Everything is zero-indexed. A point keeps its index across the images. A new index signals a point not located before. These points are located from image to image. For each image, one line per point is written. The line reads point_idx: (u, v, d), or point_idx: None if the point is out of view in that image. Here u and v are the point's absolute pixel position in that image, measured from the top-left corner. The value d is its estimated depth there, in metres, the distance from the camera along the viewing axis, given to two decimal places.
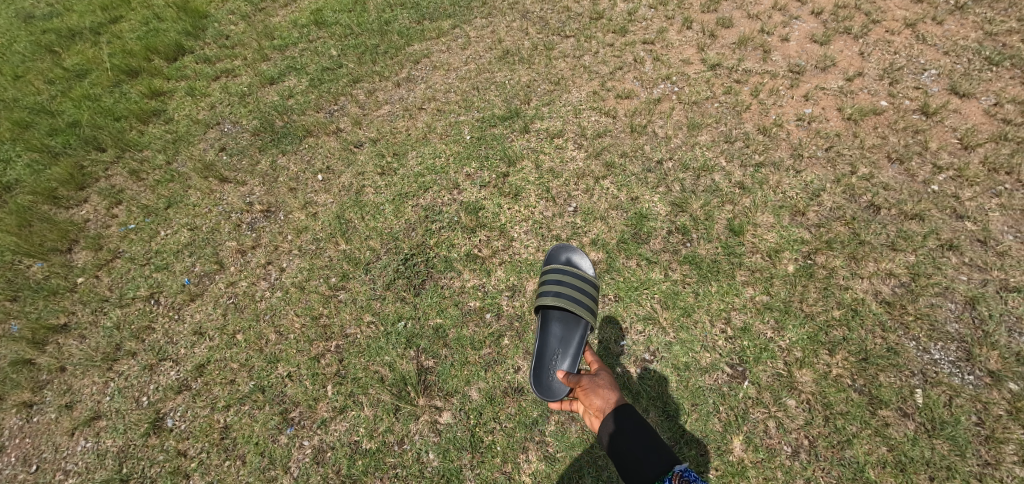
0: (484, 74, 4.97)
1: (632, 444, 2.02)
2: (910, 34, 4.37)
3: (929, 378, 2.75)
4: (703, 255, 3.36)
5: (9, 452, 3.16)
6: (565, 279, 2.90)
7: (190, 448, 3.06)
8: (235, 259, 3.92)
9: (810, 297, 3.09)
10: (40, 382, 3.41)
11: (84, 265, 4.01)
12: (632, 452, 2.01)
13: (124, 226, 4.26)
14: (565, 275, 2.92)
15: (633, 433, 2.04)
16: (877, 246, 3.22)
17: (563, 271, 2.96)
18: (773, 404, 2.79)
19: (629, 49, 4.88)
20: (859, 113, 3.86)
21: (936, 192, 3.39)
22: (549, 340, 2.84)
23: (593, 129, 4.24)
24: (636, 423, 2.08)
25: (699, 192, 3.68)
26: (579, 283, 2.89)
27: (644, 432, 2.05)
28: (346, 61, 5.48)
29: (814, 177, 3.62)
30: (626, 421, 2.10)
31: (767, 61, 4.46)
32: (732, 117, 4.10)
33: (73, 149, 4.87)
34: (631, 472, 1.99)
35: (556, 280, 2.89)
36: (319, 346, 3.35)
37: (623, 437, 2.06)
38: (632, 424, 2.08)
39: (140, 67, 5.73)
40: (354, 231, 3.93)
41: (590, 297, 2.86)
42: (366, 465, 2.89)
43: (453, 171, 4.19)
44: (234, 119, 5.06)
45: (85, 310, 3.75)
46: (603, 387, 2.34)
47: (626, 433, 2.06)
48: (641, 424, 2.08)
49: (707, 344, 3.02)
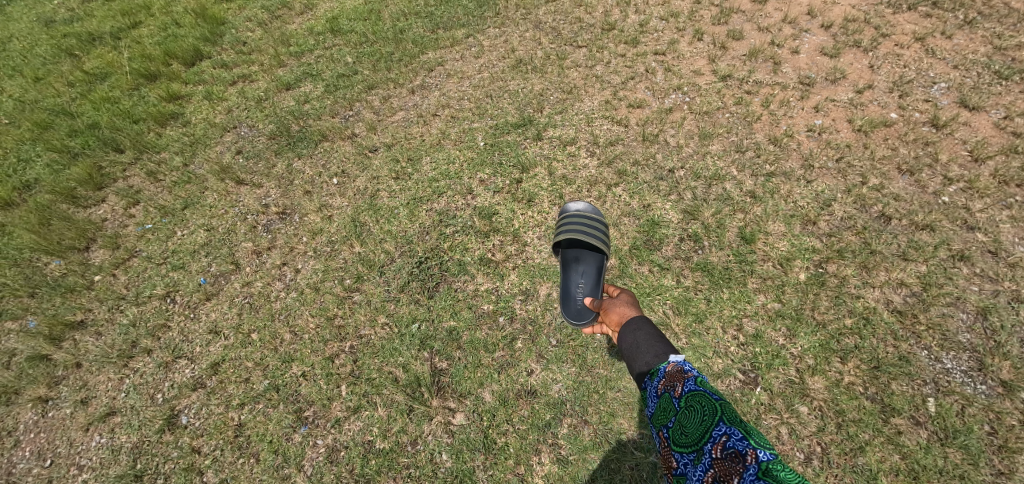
0: (497, 82, 5.05)
1: (636, 338, 2.12)
2: (919, 48, 4.43)
3: (942, 387, 2.76)
4: (715, 262, 3.40)
5: (24, 446, 3.19)
6: (576, 223, 3.18)
7: (204, 445, 3.09)
8: (251, 259, 3.97)
9: (822, 305, 3.11)
10: (56, 377, 3.45)
11: (101, 263, 4.07)
12: (634, 344, 2.11)
13: (141, 226, 4.33)
14: (576, 217, 3.23)
15: (637, 329, 2.14)
16: (888, 255, 3.24)
17: (575, 214, 3.26)
18: (786, 411, 2.80)
19: (641, 59, 4.95)
20: (869, 125, 3.91)
21: (947, 203, 3.42)
22: (570, 275, 3.10)
23: (605, 137, 4.30)
24: (643, 323, 2.17)
25: (710, 200, 3.72)
26: (590, 222, 3.17)
27: (649, 330, 2.13)
28: (361, 67, 5.57)
29: (825, 187, 3.65)
30: (634, 321, 2.20)
31: (777, 73, 4.52)
32: (743, 127, 4.15)
33: (92, 150, 4.96)
34: (632, 362, 2.08)
35: (570, 223, 3.17)
36: (333, 347, 3.38)
37: (628, 333, 2.17)
38: (640, 325, 2.15)
39: (159, 71, 5.84)
40: (368, 233, 3.98)
41: (602, 232, 3.15)
42: (379, 465, 2.92)
43: (466, 176, 4.24)
44: (250, 122, 5.15)
45: (102, 307, 3.80)
46: (622, 301, 2.47)
47: (632, 329, 2.17)
48: (648, 325, 2.16)
49: (719, 350, 3.04)
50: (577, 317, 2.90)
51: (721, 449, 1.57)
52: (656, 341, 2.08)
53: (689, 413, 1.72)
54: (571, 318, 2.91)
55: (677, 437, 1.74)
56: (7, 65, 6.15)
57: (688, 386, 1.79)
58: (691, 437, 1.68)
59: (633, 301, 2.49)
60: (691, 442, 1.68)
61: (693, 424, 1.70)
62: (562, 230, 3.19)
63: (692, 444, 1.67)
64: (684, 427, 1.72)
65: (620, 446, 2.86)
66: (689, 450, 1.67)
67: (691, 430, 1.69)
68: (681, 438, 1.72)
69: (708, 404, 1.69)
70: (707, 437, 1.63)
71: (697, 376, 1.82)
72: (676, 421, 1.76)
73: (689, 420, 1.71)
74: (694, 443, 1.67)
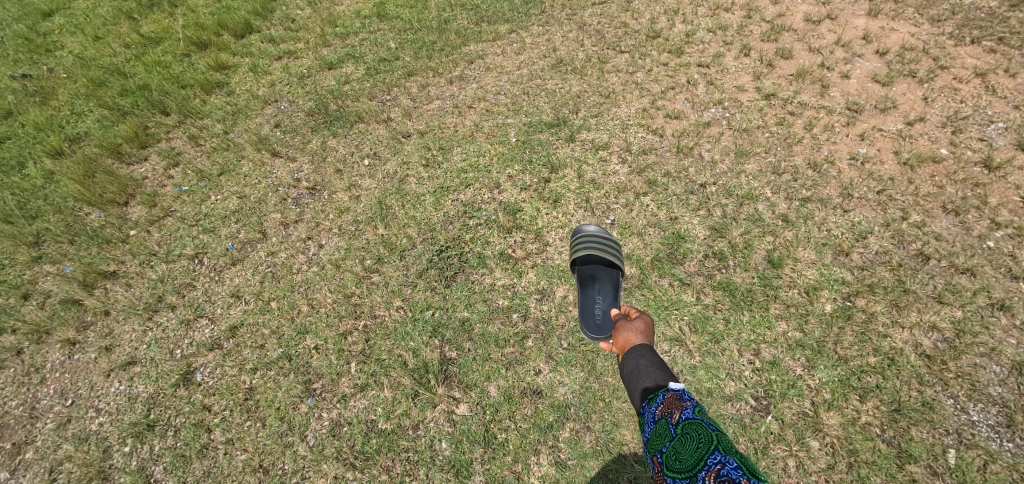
0: (536, 80, 5.04)
1: (638, 365, 2.13)
2: (978, 84, 4.23)
3: (964, 439, 2.64)
4: (738, 283, 3.32)
5: (48, 384, 3.34)
6: (593, 244, 3.37)
7: (215, 404, 3.17)
8: (279, 230, 4.06)
9: (845, 340, 3.01)
10: (84, 322, 3.61)
11: (138, 219, 4.23)
12: (635, 370, 2.12)
13: (178, 187, 4.48)
14: (590, 238, 3.41)
15: (641, 357, 2.15)
16: (922, 296, 3.11)
17: (583, 236, 3.43)
18: (796, 443, 2.72)
19: (683, 70, 4.87)
20: (917, 159, 3.75)
21: (991, 248, 3.27)
22: (588, 292, 3.21)
23: (639, 145, 4.25)
24: (647, 351, 2.18)
25: (740, 220, 3.64)
26: (604, 243, 3.38)
27: (651, 358, 2.14)
28: (403, 53, 5.65)
29: (862, 218, 3.53)
30: (639, 348, 2.21)
31: (824, 96, 4.38)
32: (782, 149, 4.04)
33: (141, 110, 5.15)
34: (631, 385, 2.10)
35: (577, 244, 3.39)
36: (348, 323, 3.44)
37: (631, 359, 2.18)
38: (643, 352, 2.18)
39: (210, 40, 6.01)
40: (393, 217, 4.03)
41: (616, 253, 3.36)
42: (380, 445, 2.95)
43: (496, 171, 4.25)
44: (291, 98, 5.26)
45: (134, 261, 3.95)
46: (634, 327, 2.42)
47: (636, 356, 2.17)
48: (652, 354, 2.17)
49: (733, 373, 2.98)
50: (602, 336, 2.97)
51: (714, 476, 1.52)
52: (658, 369, 2.10)
53: (685, 440, 1.72)
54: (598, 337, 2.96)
55: (671, 463, 1.72)
56: (71, 22, 6.44)
57: (686, 414, 1.81)
58: (685, 463, 1.66)
59: (647, 329, 2.43)
60: (685, 468, 1.65)
61: (688, 452, 1.68)
62: (578, 250, 3.37)
63: (684, 470, 1.64)
64: (678, 453, 1.71)
65: (620, 457, 2.82)
66: (682, 476, 1.64)
67: (685, 457, 1.67)
68: (675, 464, 1.70)
69: (705, 433, 1.70)
70: (700, 465, 1.59)
71: (696, 407, 1.84)
72: (671, 447, 1.76)
73: (685, 447, 1.70)
74: (688, 469, 1.63)
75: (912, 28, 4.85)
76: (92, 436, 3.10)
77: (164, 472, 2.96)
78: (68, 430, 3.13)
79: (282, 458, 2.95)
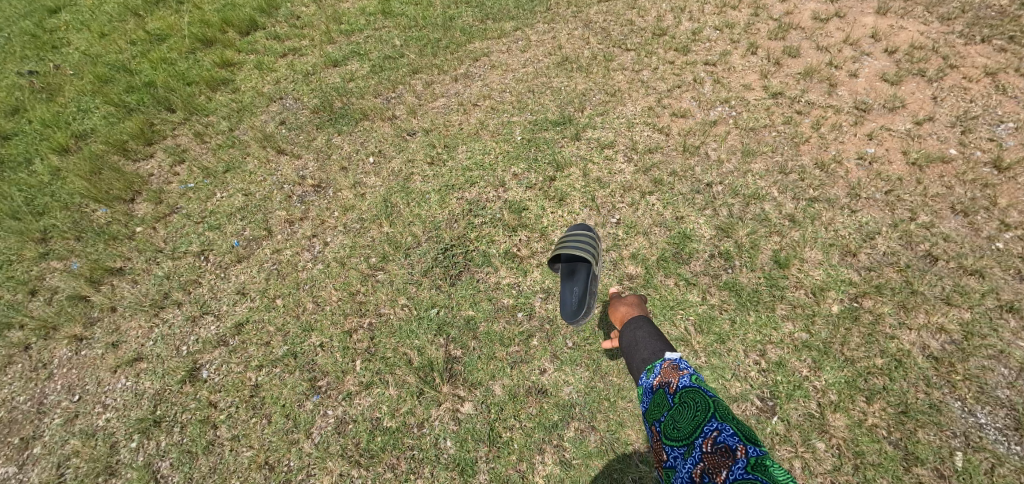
0: (541, 78, 5.03)
1: (636, 338, 2.30)
2: (988, 83, 4.19)
3: (971, 442, 2.62)
4: (744, 283, 3.31)
5: (56, 380, 3.36)
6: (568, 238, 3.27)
7: (221, 400, 3.19)
8: (284, 228, 4.07)
9: (852, 341, 2.99)
10: (91, 318, 3.63)
11: (144, 216, 4.24)
12: (634, 344, 2.27)
13: (184, 184, 4.49)
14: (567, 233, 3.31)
15: (639, 331, 2.33)
16: (930, 297, 3.09)
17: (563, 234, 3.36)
18: (801, 444, 2.71)
19: (689, 68, 4.85)
20: (925, 159, 3.72)
21: (1000, 249, 3.24)
22: (569, 287, 3.20)
23: (644, 144, 4.23)
24: (643, 326, 2.36)
25: (746, 219, 3.63)
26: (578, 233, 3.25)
27: (648, 333, 2.31)
28: (408, 51, 5.64)
29: (870, 218, 3.51)
30: (635, 323, 2.39)
31: (831, 95, 4.35)
32: (788, 148, 4.02)
33: (146, 107, 5.17)
34: (631, 360, 2.24)
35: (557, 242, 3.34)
36: (353, 321, 3.45)
37: (630, 334, 2.36)
38: (641, 327, 2.36)
39: (215, 37, 6.01)
40: (398, 215, 4.03)
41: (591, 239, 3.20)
42: (385, 442, 2.96)
43: (501, 169, 4.24)
44: (296, 95, 5.26)
45: (140, 258, 3.96)
46: (628, 303, 2.72)
47: (633, 331, 2.35)
48: (649, 328, 2.35)
49: (739, 373, 2.97)
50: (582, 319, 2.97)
51: (711, 443, 1.62)
52: (655, 341, 2.26)
53: (682, 409, 1.80)
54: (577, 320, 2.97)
55: (669, 432, 1.80)
56: (76, 19, 6.45)
57: (683, 384, 1.90)
58: (682, 430, 1.74)
59: (639, 302, 2.75)
60: (682, 436, 1.73)
61: (685, 420, 1.77)
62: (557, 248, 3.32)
63: (682, 438, 1.72)
64: (676, 422, 1.79)
65: (625, 456, 2.81)
66: (680, 444, 1.72)
67: (683, 425, 1.75)
68: (673, 432, 1.77)
69: (701, 400, 1.78)
70: (698, 433, 1.68)
71: (692, 377, 1.93)
72: (669, 416, 1.84)
73: (682, 416, 1.78)
74: (685, 437, 1.72)
75: (922, 26, 4.81)
76: (99, 432, 3.12)
77: (170, 468, 2.98)
78: (75, 426, 3.15)
79: (287, 455, 2.96)
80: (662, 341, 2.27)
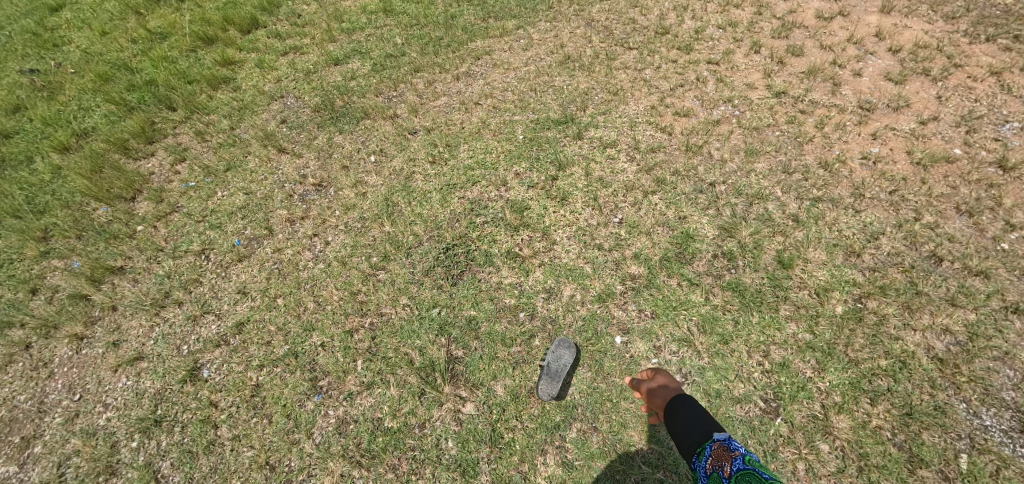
0: (543, 77, 5.01)
1: (682, 419, 2.27)
2: (993, 83, 4.16)
3: (976, 444, 2.61)
4: (747, 283, 3.29)
5: (56, 379, 3.35)
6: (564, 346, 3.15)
7: (222, 400, 3.18)
8: (285, 227, 4.05)
9: (856, 342, 2.97)
10: (92, 317, 3.62)
11: (145, 214, 4.23)
12: (682, 425, 2.24)
13: (185, 183, 4.47)
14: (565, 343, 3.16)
15: (682, 411, 2.30)
16: (934, 298, 3.07)
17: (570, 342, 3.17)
18: (805, 446, 2.70)
19: (692, 67, 4.82)
20: (930, 159, 3.70)
21: (1005, 250, 3.22)
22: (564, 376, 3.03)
23: (647, 144, 4.21)
24: (688, 404, 2.34)
25: (749, 219, 3.61)
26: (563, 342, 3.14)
27: (693, 410, 2.28)
28: (409, 49, 5.62)
29: (874, 218, 3.49)
30: (679, 404, 2.36)
31: (835, 94, 4.33)
32: (792, 148, 4.00)
33: (147, 106, 5.15)
34: (682, 442, 2.21)
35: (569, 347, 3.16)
36: (354, 321, 3.44)
37: (675, 415, 2.32)
38: (684, 407, 2.33)
39: (216, 36, 5.99)
40: (400, 214, 4.02)
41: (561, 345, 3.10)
42: (386, 443, 2.94)
43: (503, 168, 4.23)
44: (297, 93, 5.24)
45: (141, 257, 3.95)
46: (658, 378, 2.72)
47: (678, 411, 2.32)
48: (693, 406, 2.32)
49: (742, 374, 2.96)
50: (555, 387, 2.94)
51: None
52: (701, 420, 2.22)
53: None
54: (549, 388, 2.95)
55: None
56: (77, 17, 6.44)
57: (737, 465, 1.86)
58: None
59: (668, 378, 2.71)
60: None
61: None
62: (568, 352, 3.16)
63: None
64: None
65: (627, 458, 2.79)
66: None
67: None
68: None
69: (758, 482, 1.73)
70: None
71: (745, 456, 1.88)
72: None
73: None
74: None
75: (926, 25, 4.78)
76: (100, 431, 3.11)
77: (171, 468, 2.97)
78: (76, 425, 3.14)
79: (288, 455, 2.95)
80: (707, 418, 2.22)
